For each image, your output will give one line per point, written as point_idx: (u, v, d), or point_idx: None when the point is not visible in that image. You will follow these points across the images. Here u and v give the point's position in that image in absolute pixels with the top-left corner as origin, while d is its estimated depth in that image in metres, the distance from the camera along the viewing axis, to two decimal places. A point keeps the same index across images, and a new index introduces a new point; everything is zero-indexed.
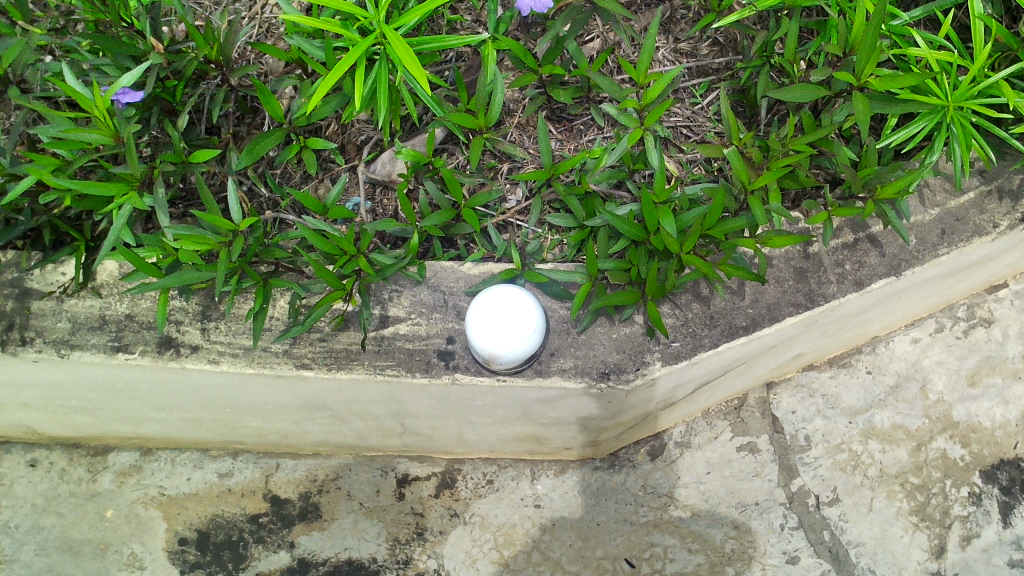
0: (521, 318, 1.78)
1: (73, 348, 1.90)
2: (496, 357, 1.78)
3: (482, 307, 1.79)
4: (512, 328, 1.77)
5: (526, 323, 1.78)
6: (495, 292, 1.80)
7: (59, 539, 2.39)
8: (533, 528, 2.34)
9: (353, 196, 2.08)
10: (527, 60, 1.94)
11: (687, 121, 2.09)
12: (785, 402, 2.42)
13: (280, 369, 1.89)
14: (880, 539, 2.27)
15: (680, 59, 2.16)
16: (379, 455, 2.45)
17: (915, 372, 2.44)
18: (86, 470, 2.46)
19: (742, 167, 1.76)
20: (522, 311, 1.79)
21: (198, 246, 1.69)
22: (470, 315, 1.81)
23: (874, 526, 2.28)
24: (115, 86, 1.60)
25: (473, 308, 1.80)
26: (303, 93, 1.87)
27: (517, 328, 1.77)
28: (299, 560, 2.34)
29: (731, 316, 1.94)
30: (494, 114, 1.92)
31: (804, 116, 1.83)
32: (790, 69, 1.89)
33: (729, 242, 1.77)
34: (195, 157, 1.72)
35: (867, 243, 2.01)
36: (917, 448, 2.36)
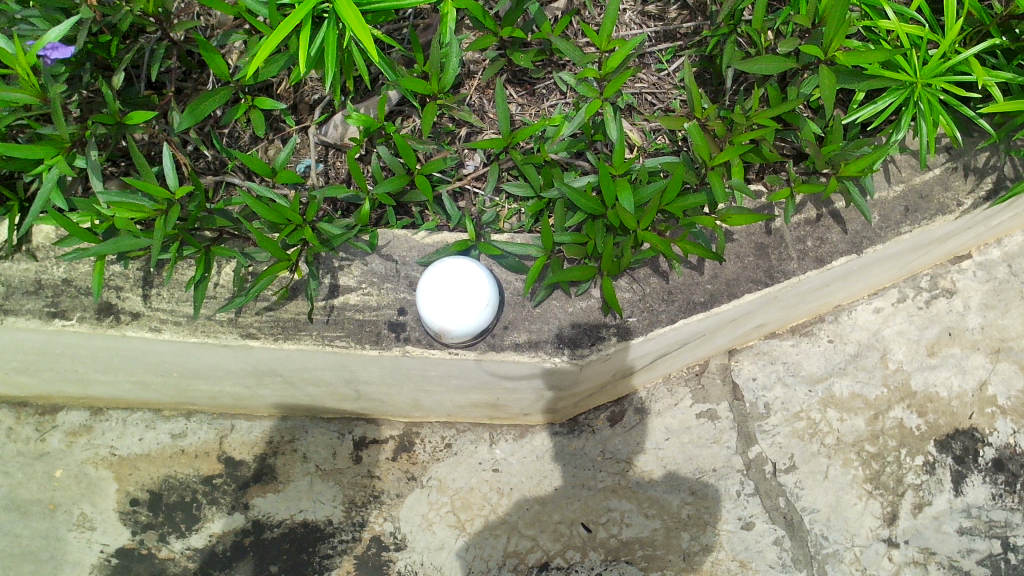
0: (473, 293, 1.74)
1: (7, 314, 1.83)
2: (447, 333, 1.74)
3: (434, 280, 1.74)
4: (464, 303, 1.73)
5: (477, 297, 1.74)
6: (446, 264, 1.76)
7: (7, 498, 2.34)
8: (490, 493, 2.32)
9: (304, 158, 2.02)
10: (485, 20, 1.84)
11: (652, 88, 2.05)
12: (746, 368, 2.40)
13: (225, 338, 1.83)
14: (834, 506, 2.28)
15: (647, 22, 2.12)
16: (337, 417, 2.41)
17: (875, 341, 2.42)
18: (34, 429, 2.39)
19: (703, 143, 1.68)
20: (474, 285, 1.74)
21: (132, 214, 1.62)
22: (421, 287, 1.76)
23: (829, 493, 2.29)
24: (42, 41, 1.49)
25: (424, 280, 1.76)
26: (249, 51, 1.78)
27: (469, 303, 1.73)
28: (252, 521, 2.30)
29: (689, 292, 1.91)
30: (449, 78, 1.81)
31: (769, 89, 1.76)
32: (757, 39, 1.80)
33: (687, 219, 1.71)
34: (131, 118, 1.63)
35: (829, 220, 1.97)
36: (875, 416, 2.36)
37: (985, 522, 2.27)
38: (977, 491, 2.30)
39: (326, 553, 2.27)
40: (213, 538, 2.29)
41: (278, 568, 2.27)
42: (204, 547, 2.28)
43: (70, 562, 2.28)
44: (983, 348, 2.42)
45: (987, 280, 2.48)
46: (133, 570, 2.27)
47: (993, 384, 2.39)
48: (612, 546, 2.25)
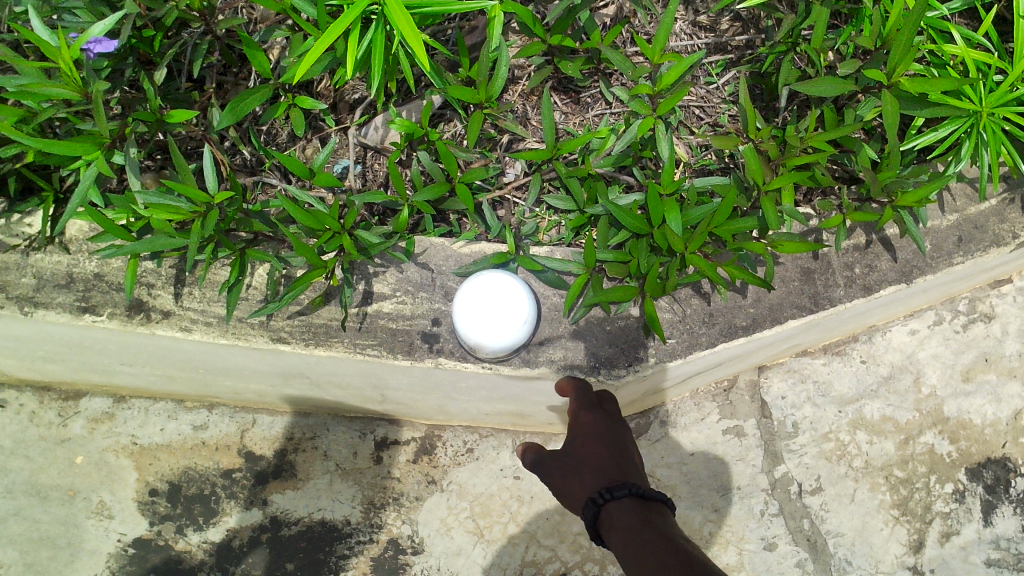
0: (511, 310, 1.72)
1: (37, 307, 1.80)
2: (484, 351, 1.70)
3: (471, 293, 1.72)
4: (502, 319, 1.70)
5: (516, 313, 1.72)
6: (483, 277, 1.74)
7: (27, 482, 2.31)
8: (511, 500, 2.28)
9: (342, 158, 1.97)
10: (534, 27, 1.79)
11: (699, 101, 1.99)
12: (776, 387, 2.33)
13: (255, 342, 1.80)
14: (859, 530, 2.22)
15: (698, 33, 2.06)
16: (359, 416, 2.38)
17: (909, 364, 2.34)
18: (57, 414, 2.36)
19: (757, 167, 1.62)
20: (514, 301, 1.72)
21: (169, 215, 1.58)
22: (457, 301, 1.73)
23: (855, 517, 2.23)
24: (86, 35, 1.46)
25: (460, 293, 1.73)
26: (292, 50, 1.73)
27: (507, 319, 1.71)
28: (271, 518, 2.28)
29: (732, 315, 1.86)
30: (497, 86, 1.76)
31: (826, 111, 1.70)
32: (816, 59, 1.72)
33: (736, 243, 1.65)
34: (171, 117, 1.58)
35: (879, 247, 1.91)
36: (905, 441, 2.28)
37: (1014, 555, 2.22)
38: (1007, 521, 2.24)
39: (342, 553, 2.25)
40: (231, 532, 2.27)
41: (294, 565, 2.25)
42: (222, 541, 2.26)
43: (88, 550, 2.26)
44: (1020, 375, 2.34)
45: None
46: (150, 561, 2.26)
47: None
48: None
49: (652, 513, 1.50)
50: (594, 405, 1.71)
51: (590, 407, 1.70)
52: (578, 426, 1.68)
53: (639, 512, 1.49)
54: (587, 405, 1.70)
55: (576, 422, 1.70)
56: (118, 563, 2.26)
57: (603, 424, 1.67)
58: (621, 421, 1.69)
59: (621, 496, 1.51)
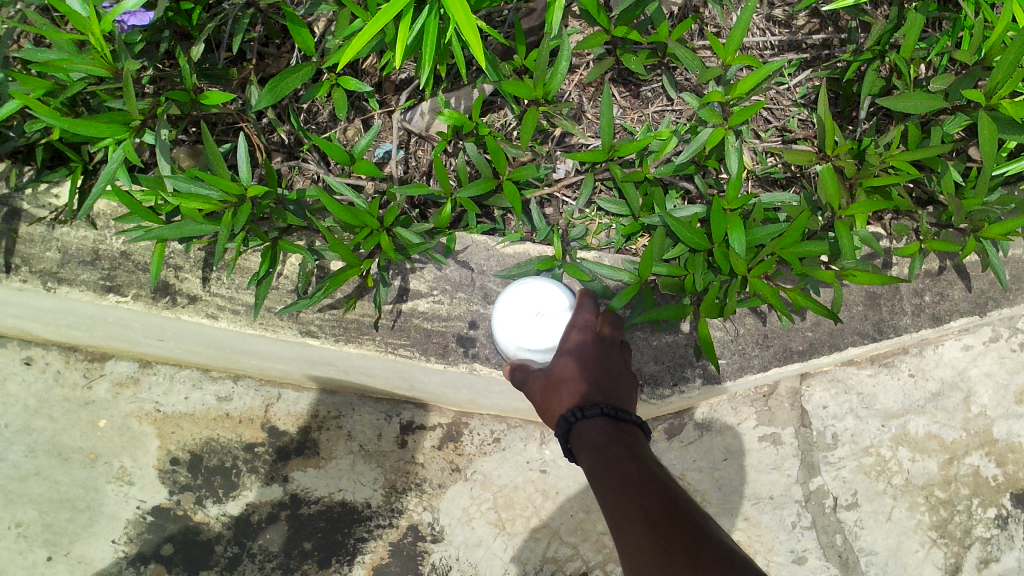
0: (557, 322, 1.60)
1: (61, 283, 1.73)
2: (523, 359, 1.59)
3: (506, 304, 1.63)
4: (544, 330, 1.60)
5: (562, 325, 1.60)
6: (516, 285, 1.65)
7: (49, 443, 2.21)
8: (535, 494, 2.17)
9: (385, 143, 1.87)
10: (598, 16, 1.65)
11: (768, 102, 1.85)
12: (818, 396, 2.15)
13: (283, 333, 1.72)
14: (894, 550, 2.09)
15: (772, 28, 1.90)
16: (386, 398, 2.25)
17: (960, 381, 2.17)
18: (82, 375, 2.24)
19: (835, 189, 1.48)
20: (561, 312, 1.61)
21: (198, 206, 1.48)
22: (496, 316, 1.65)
23: (890, 536, 2.10)
24: (120, 8, 1.36)
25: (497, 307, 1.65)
26: (339, 30, 1.62)
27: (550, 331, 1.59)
28: (291, 495, 2.17)
29: (788, 338, 1.74)
30: (556, 83, 1.63)
31: (911, 128, 1.56)
32: (905, 70, 1.57)
33: (803, 269, 1.52)
34: (207, 99, 1.48)
35: (952, 274, 1.78)
36: (950, 460, 2.14)
37: None
38: None
39: (361, 536, 2.15)
40: (250, 507, 2.16)
41: (312, 545, 2.15)
42: (240, 515, 2.16)
43: (107, 515, 2.17)
44: None
45: None
46: (167, 530, 2.16)
47: None
48: None
49: (626, 436, 1.41)
50: (590, 329, 1.56)
51: (584, 328, 1.56)
52: (564, 348, 1.54)
53: (614, 436, 1.39)
54: (581, 326, 1.56)
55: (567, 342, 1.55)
56: (136, 530, 2.16)
57: (591, 345, 1.53)
58: (612, 344, 1.55)
59: (596, 418, 1.41)
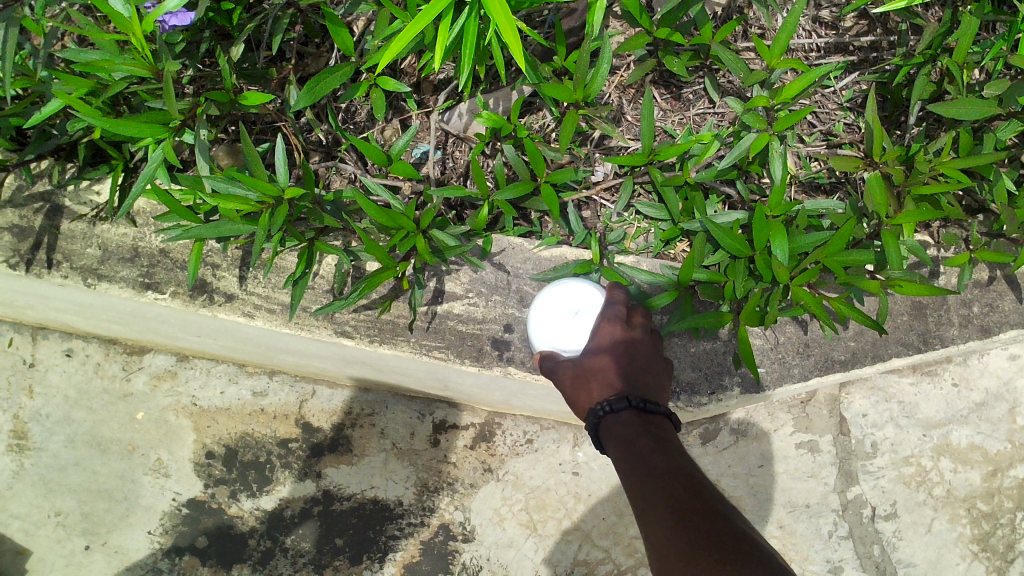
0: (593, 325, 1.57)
1: (101, 280, 1.75)
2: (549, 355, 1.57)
3: (541, 305, 1.62)
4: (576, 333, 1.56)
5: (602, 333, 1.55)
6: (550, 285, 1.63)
7: (87, 434, 2.23)
8: (568, 496, 2.14)
9: (422, 143, 1.86)
10: (639, 16, 1.63)
11: (813, 106, 1.81)
12: (857, 403, 2.10)
13: (318, 334, 1.72)
14: (934, 562, 2.04)
15: (818, 30, 1.86)
16: (419, 395, 2.23)
17: (1005, 392, 2.10)
18: (121, 368, 2.25)
19: (882, 197, 1.44)
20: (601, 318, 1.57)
21: (236, 207, 1.47)
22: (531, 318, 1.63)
23: (929, 548, 2.04)
24: (161, 9, 1.36)
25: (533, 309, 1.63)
26: (379, 30, 1.61)
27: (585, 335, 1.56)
28: (323, 491, 2.17)
29: (830, 347, 1.70)
30: (596, 85, 1.60)
31: (963, 134, 1.51)
32: (958, 75, 1.52)
33: (848, 279, 1.48)
34: (246, 99, 1.48)
35: (1003, 284, 1.72)
36: (993, 473, 2.08)
37: None
38: None
39: (392, 534, 2.14)
40: (283, 502, 2.17)
41: (343, 541, 2.15)
42: (273, 510, 2.17)
43: (143, 506, 2.19)
44: None
45: None
46: (202, 523, 2.17)
47: None
48: None
49: (655, 428, 1.39)
50: (620, 317, 1.53)
51: (614, 317, 1.53)
52: (595, 339, 1.51)
53: (641, 428, 1.38)
54: (611, 316, 1.53)
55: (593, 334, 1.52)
56: (171, 522, 2.18)
57: (619, 335, 1.50)
58: (644, 333, 1.52)
59: (622, 410, 1.40)
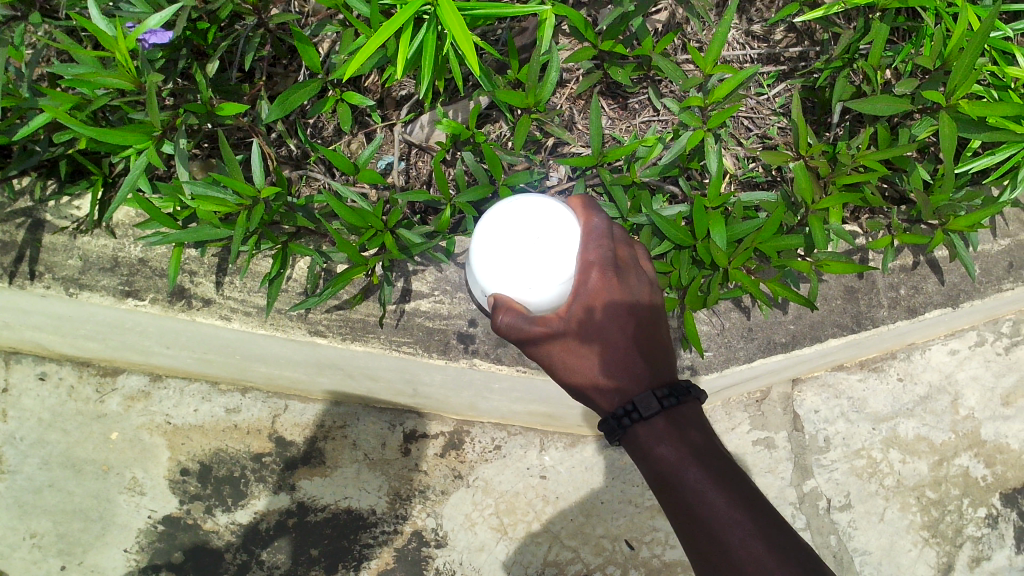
0: (560, 244, 1.35)
1: (82, 288, 1.83)
2: (512, 301, 1.35)
3: (488, 250, 1.38)
4: (542, 258, 1.33)
5: (574, 248, 1.36)
6: (495, 223, 1.40)
7: (62, 455, 2.27)
8: (536, 499, 2.23)
9: (387, 154, 1.97)
10: (585, 31, 1.77)
11: (749, 112, 1.96)
12: (810, 400, 2.23)
13: (292, 333, 1.82)
14: (887, 550, 2.16)
15: (751, 42, 2.02)
16: (389, 407, 2.31)
17: (948, 385, 2.26)
18: (94, 390, 2.30)
19: (808, 185, 1.59)
20: (570, 233, 1.37)
21: (216, 208, 1.59)
22: (482, 267, 1.40)
23: (883, 537, 2.17)
24: (143, 27, 1.47)
25: (480, 256, 1.40)
26: (344, 47, 1.73)
27: (551, 262, 1.34)
28: (298, 504, 2.24)
29: (771, 331, 1.83)
30: (547, 92, 1.74)
31: (880, 130, 1.66)
32: (873, 76, 1.68)
33: (781, 261, 1.62)
34: (222, 110, 1.59)
35: (926, 268, 1.88)
36: (939, 462, 2.21)
37: None
38: None
39: (367, 542, 2.21)
40: (258, 516, 2.23)
41: (319, 551, 2.22)
42: (249, 524, 2.22)
43: (119, 525, 2.23)
44: None
45: None
46: (178, 539, 2.22)
47: None
48: (655, 566, 2.20)
49: (684, 425, 1.36)
50: (604, 259, 1.37)
51: (604, 269, 1.36)
52: (587, 293, 1.35)
53: (672, 434, 1.35)
54: (599, 263, 1.35)
55: (571, 273, 1.35)
56: (148, 539, 2.22)
57: (616, 294, 1.36)
58: (631, 269, 1.41)
59: (654, 417, 1.34)
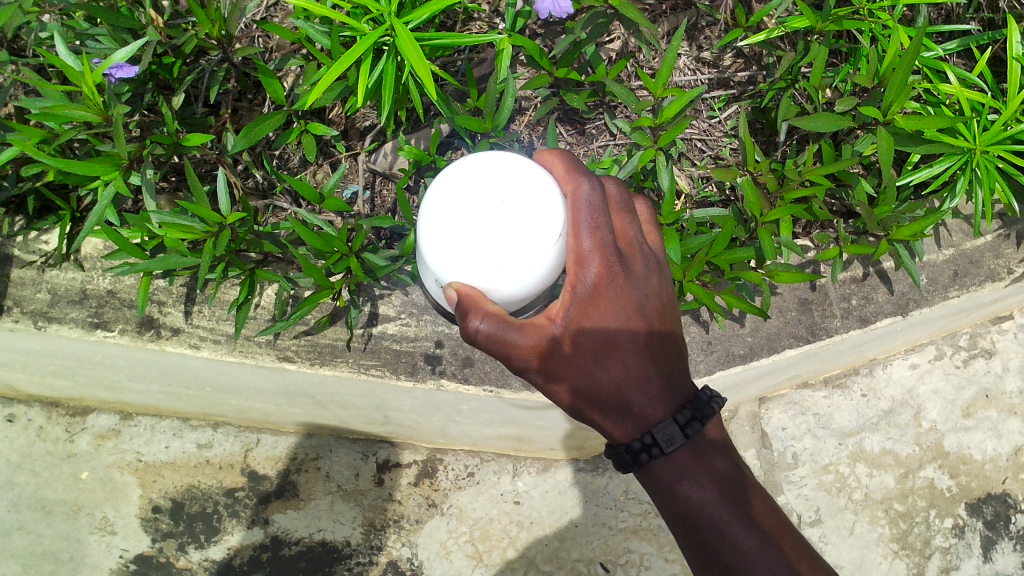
0: (531, 211, 1.19)
1: (51, 321, 1.86)
2: (477, 293, 1.22)
3: (447, 236, 1.21)
4: (509, 246, 1.18)
5: (546, 212, 1.21)
6: (451, 200, 1.21)
7: (32, 497, 2.26)
8: (511, 525, 2.22)
9: (352, 183, 2.02)
10: (541, 59, 1.83)
11: (702, 134, 2.03)
12: (776, 418, 2.29)
13: (261, 360, 1.85)
14: (858, 563, 2.20)
15: (701, 68, 2.10)
16: (361, 437, 2.31)
17: (910, 398, 2.31)
18: (64, 430, 2.30)
19: (755, 199, 1.67)
20: (541, 195, 1.21)
21: (183, 236, 1.62)
22: (442, 255, 1.23)
23: (854, 550, 2.21)
24: (108, 61, 1.53)
25: (439, 241, 1.23)
26: (306, 78, 1.77)
27: (521, 254, 1.19)
28: (271, 538, 2.23)
29: (729, 343, 1.89)
30: (504, 118, 1.80)
31: (824, 146, 1.73)
32: (815, 95, 1.76)
33: (734, 273, 1.70)
34: (188, 141, 1.64)
35: (875, 279, 1.95)
36: (905, 475, 2.26)
37: None
38: (1006, 558, 2.23)
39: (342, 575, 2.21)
40: (231, 551, 2.22)
41: None
42: (222, 559, 2.22)
43: (90, 565, 2.22)
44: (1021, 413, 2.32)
45: None
46: None
47: None
48: None
49: (702, 450, 1.43)
50: (604, 243, 1.30)
51: (603, 262, 1.29)
52: (593, 285, 1.30)
53: (693, 463, 1.42)
54: (603, 251, 1.29)
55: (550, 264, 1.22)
56: None
57: (619, 293, 1.32)
58: (632, 254, 1.37)
59: (678, 449, 1.39)
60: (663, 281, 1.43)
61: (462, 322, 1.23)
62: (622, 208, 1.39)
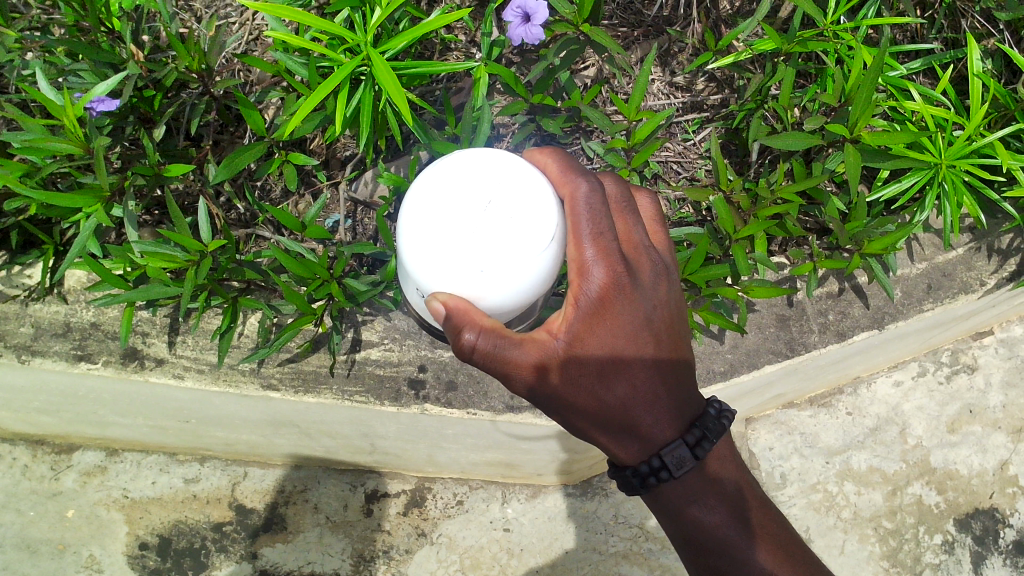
0: (521, 215, 1.17)
1: (35, 355, 1.86)
2: (465, 302, 1.19)
3: (433, 240, 1.18)
4: (499, 249, 1.15)
5: (537, 217, 1.18)
6: (436, 202, 1.18)
7: (17, 536, 2.24)
8: (500, 552, 2.21)
9: (333, 213, 2.04)
10: (517, 87, 1.86)
11: (677, 157, 2.08)
12: (763, 438, 2.29)
13: (246, 389, 1.86)
14: None
15: (674, 92, 2.12)
16: (349, 468, 2.32)
17: (895, 415, 2.33)
18: (49, 468, 2.28)
19: (728, 217, 1.70)
20: (530, 196, 1.19)
21: (165, 264, 1.65)
22: (428, 262, 1.19)
23: (844, 569, 2.21)
24: (88, 95, 1.56)
25: (424, 245, 1.19)
26: (286, 109, 1.81)
27: (511, 259, 1.17)
28: (260, 572, 2.22)
29: (710, 361, 1.90)
30: (480, 142, 1.79)
31: (796, 164, 1.75)
32: (784, 115, 1.81)
33: (710, 290, 1.72)
34: (169, 171, 1.66)
35: (851, 294, 1.99)
36: (893, 492, 2.27)
37: None
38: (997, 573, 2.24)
39: None
40: None
41: None
42: None
43: None
44: (1005, 427, 2.34)
45: (1009, 357, 2.40)
46: None
47: (1014, 463, 2.32)
48: None
49: (711, 471, 1.44)
50: (608, 248, 1.25)
51: (608, 271, 1.25)
52: (597, 296, 1.26)
53: (703, 485, 1.43)
54: (607, 261, 1.25)
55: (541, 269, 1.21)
56: None
57: (625, 305, 1.29)
58: (636, 258, 1.32)
59: (686, 474, 1.40)
60: (671, 286, 1.39)
61: (455, 336, 1.20)
62: (624, 208, 1.33)
